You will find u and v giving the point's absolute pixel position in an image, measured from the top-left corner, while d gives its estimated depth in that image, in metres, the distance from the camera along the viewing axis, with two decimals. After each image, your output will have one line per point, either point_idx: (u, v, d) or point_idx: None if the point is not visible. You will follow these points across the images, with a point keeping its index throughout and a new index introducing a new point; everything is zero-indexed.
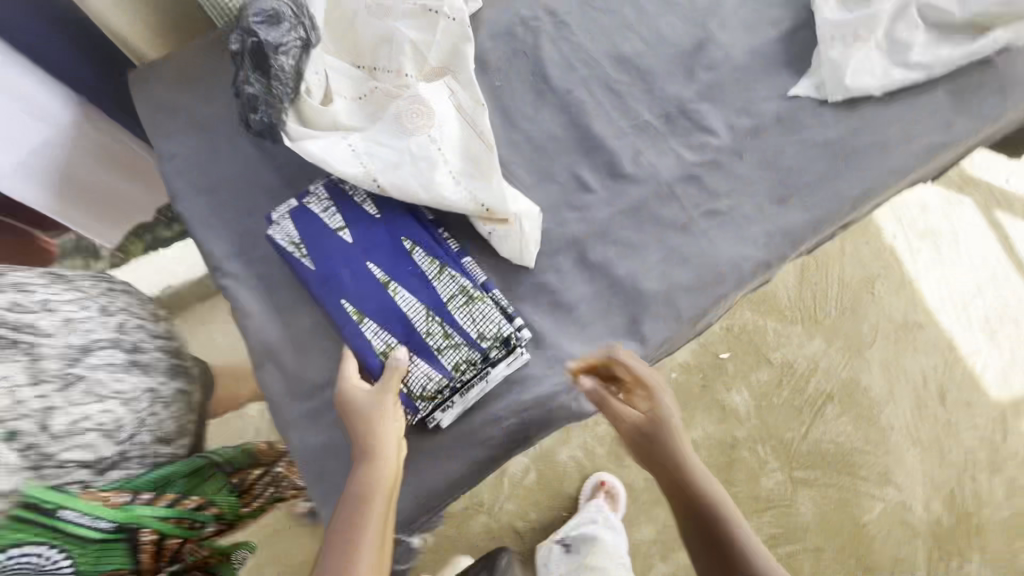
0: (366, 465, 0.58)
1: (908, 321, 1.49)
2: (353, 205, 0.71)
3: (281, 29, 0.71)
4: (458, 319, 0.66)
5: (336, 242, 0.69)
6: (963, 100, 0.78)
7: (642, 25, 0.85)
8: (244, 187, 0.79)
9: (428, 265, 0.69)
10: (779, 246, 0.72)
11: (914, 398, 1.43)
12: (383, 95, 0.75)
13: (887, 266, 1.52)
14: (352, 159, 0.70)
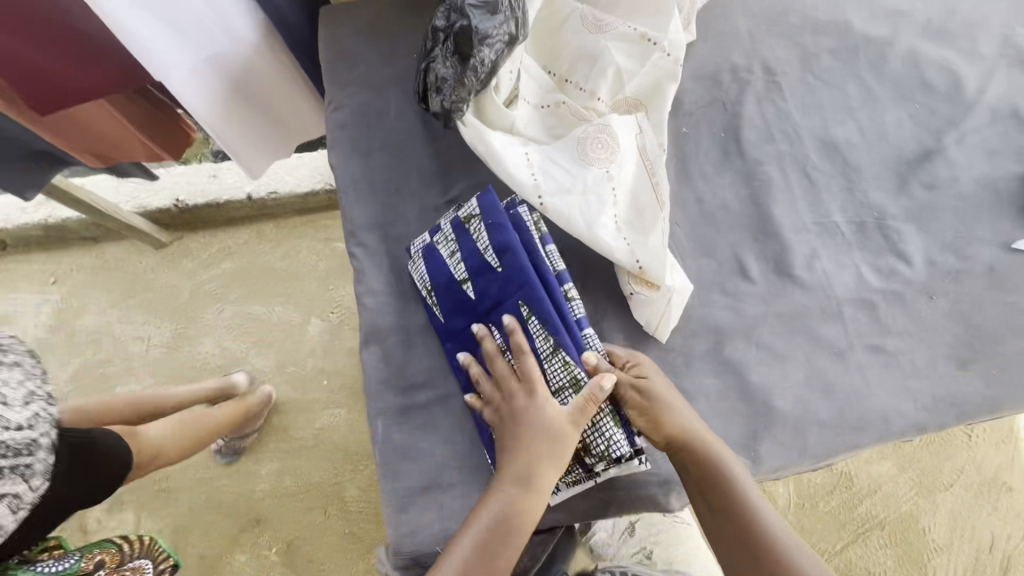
0: (532, 464, 0.57)
1: (997, 478, 1.24)
2: (477, 254, 0.67)
3: (496, 19, 0.65)
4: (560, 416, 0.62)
5: (460, 296, 0.68)
6: None
7: (865, 114, 0.75)
8: (398, 159, 0.77)
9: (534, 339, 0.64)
10: (945, 416, 0.63)
11: (975, 559, 1.19)
12: (570, 114, 0.72)
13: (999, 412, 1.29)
14: (524, 171, 0.67)
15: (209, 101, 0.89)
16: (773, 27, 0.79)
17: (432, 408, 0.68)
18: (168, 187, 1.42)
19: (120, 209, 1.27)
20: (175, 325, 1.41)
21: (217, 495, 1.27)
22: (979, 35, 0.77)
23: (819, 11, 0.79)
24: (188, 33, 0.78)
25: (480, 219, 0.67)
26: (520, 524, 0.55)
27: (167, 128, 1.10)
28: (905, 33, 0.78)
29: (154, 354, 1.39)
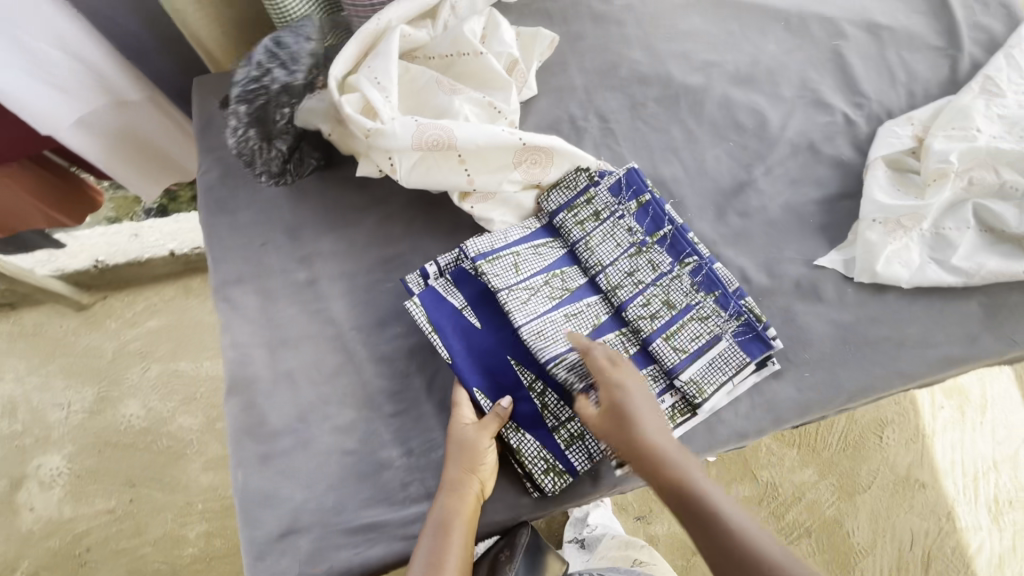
0: (464, 474, 0.63)
1: (906, 476, 1.30)
2: None
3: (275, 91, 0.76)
4: (677, 340, 0.70)
5: (490, 295, 0.72)
6: (996, 317, 0.73)
7: (687, 153, 0.84)
8: (266, 217, 0.82)
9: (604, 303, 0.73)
10: (761, 421, 0.70)
11: (896, 555, 1.24)
12: (442, 146, 0.72)
13: (905, 414, 1.35)
14: (450, 177, 0.74)
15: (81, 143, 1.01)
16: (604, 81, 0.89)
17: (293, 453, 0.70)
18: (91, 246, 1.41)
19: (32, 274, 1.25)
20: (97, 389, 1.38)
21: (140, 565, 1.23)
22: (780, 80, 0.88)
23: (642, 65, 0.89)
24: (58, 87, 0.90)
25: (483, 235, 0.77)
26: (463, 525, 0.61)
27: (78, 196, 1.17)
28: (717, 81, 0.88)
29: (76, 420, 1.35)
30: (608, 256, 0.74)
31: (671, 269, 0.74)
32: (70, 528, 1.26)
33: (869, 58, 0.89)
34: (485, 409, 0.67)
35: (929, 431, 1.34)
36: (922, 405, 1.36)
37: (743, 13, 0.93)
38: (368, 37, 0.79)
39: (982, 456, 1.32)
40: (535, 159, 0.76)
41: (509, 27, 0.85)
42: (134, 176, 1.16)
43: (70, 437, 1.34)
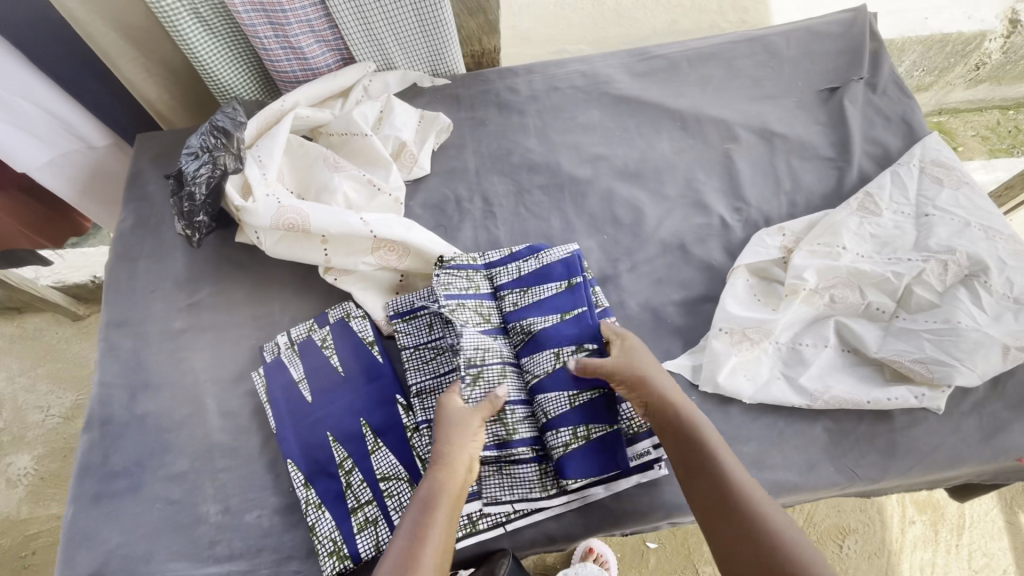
0: (442, 467, 0.60)
1: None
2: (353, 339, 0.78)
3: (199, 165, 0.80)
4: (560, 426, 0.68)
5: (328, 370, 0.77)
6: (841, 445, 0.70)
7: (561, 242, 0.87)
8: (161, 266, 0.89)
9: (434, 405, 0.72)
10: (569, 523, 0.69)
11: None
12: (292, 225, 0.78)
13: (872, 526, 1.21)
14: (310, 255, 0.80)
15: (67, 186, 1.15)
16: (497, 165, 0.93)
17: (124, 496, 0.73)
18: (86, 264, 1.56)
19: (36, 283, 1.40)
20: (76, 396, 1.51)
21: None
22: (666, 178, 0.90)
23: (535, 153, 0.93)
24: (40, 137, 1.05)
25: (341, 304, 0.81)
26: (447, 507, 0.58)
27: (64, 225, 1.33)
28: (603, 174, 0.91)
29: (51, 425, 1.47)
30: None
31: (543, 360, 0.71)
32: (24, 527, 1.34)
33: (757, 164, 0.89)
34: (294, 482, 0.71)
35: (897, 549, 1.18)
36: (892, 518, 1.21)
37: (641, 109, 0.96)
38: (272, 115, 0.87)
39: None
40: (391, 249, 0.80)
41: (405, 110, 0.92)
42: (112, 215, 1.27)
43: (43, 439, 1.45)
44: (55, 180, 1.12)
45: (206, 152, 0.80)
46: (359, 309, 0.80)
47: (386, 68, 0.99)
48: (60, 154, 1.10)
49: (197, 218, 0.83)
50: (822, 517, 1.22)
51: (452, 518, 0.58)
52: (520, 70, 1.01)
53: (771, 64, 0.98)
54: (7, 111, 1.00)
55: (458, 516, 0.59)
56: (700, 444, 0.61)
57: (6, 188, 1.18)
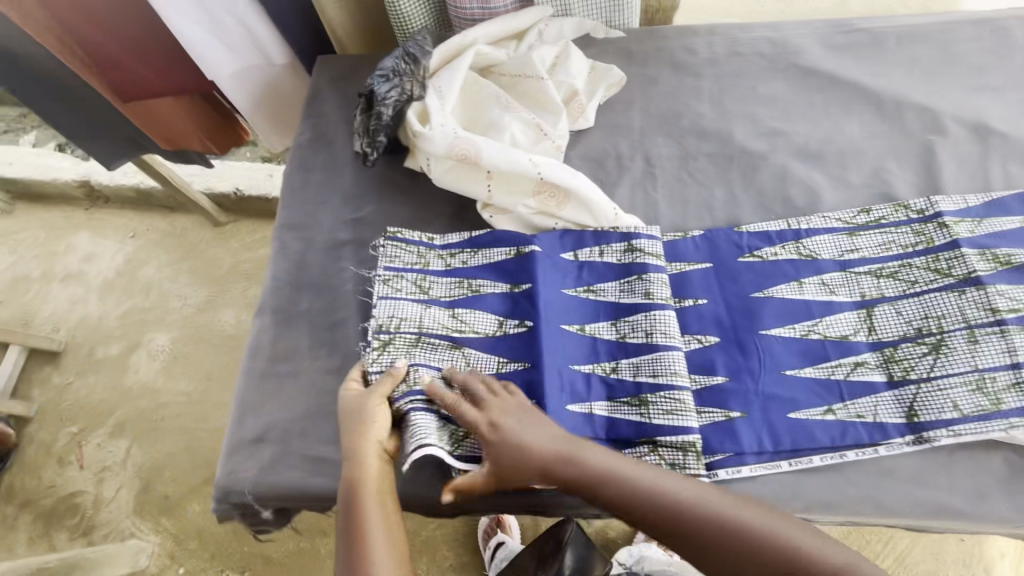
0: (354, 455, 0.67)
1: None
2: (505, 271, 0.79)
3: (390, 88, 0.83)
4: (845, 399, 0.68)
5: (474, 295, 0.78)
6: (1017, 481, 0.64)
7: (723, 214, 0.83)
8: (330, 180, 0.95)
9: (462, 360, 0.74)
10: None
11: None
12: (470, 156, 0.80)
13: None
14: (476, 189, 0.82)
15: (241, 95, 1.25)
16: (663, 127, 0.90)
17: (286, 379, 0.82)
18: (233, 176, 1.72)
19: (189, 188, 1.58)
20: (211, 292, 1.67)
21: (195, 445, 1.46)
22: (852, 164, 0.83)
23: (706, 119, 0.89)
24: (230, 48, 1.14)
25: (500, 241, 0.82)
26: (372, 488, 0.66)
27: (226, 129, 1.43)
28: (779, 151, 0.85)
29: (188, 312, 1.64)
30: (615, 295, 0.77)
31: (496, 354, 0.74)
32: (159, 395, 1.53)
33: (966, 162, 0.80)
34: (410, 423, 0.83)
35: None
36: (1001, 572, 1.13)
37: (832, 85, 0.88)
38: (451, 50, 0.89)
39: None
40: (553, 194, 0.80)
41: (580, 59, 0.91)
42: (271, 129, 1.38)
43: (180, 323, 1.63)
44: (234, 88, 1.22)
45: (399, 76, 0.83)
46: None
47: (563, 14, 0.97)
48: (243, 65, 1.19)
49: (378, 139, 0.85)
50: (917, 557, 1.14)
51: (388, 505, 0.65)
52: (700, 31, 0.96)
53: (1000, 51, 0.85)
54: (213, 25, 1.08)
55: (391, 497, 0.66)
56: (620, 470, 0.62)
57: (189, 93, 1.27)
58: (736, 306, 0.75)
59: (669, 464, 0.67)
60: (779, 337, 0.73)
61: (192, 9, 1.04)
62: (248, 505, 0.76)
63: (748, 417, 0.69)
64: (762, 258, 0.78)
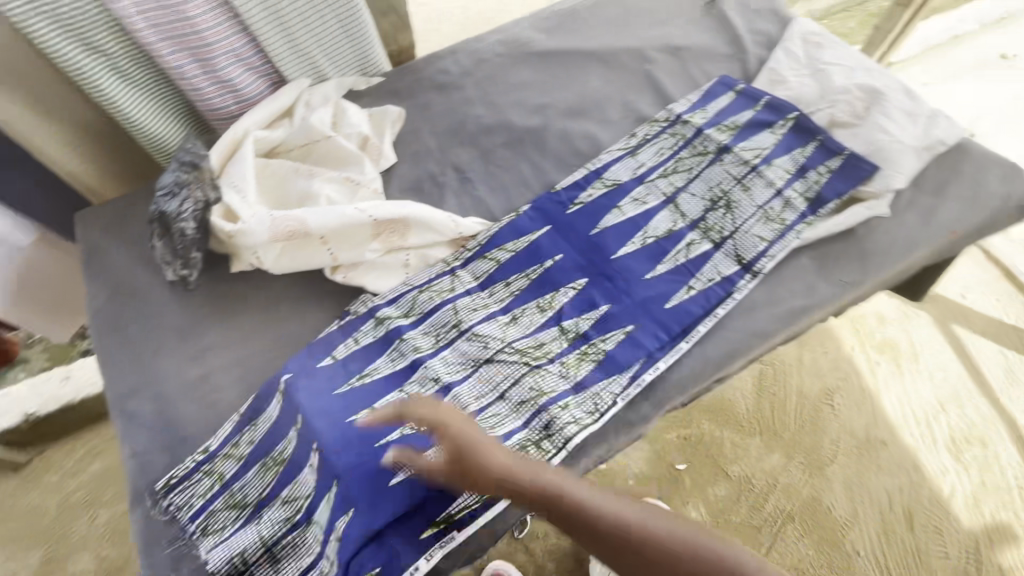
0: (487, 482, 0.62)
1: (869, 438, 1.38)
2: (382, 322, 0.81)
3: (181, 202, 0.79)
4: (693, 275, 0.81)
5: (359, 357, 0.78)
6: (826, 264, 0.82)
7: (538, 184, 0.94)
8: (153, 324, 0.85)
9: (281, 510, 0.69)
10: (640, 406, 0.75)
11: (879, 518, 1.29)
12: (294, 231, 0.79)
13: (850, 379, 1.47)
14: (317, 256, 0.81)
15: None
16: (455, 137, 0.99)
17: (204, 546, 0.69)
18: None
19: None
20: (44, 548, 1.24)
21: None
22: (607, 107, 1.00)
23: (486, 118, 1.00)
24: None
25: (365, 296, 0.83)
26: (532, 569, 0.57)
27: None
28: (552, 119, 1.00)
29: None
30: (479, 300, 0.82)
31: (303, 479, 0.70)
32: None
33: (676, 74, 1.02)
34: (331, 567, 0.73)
35: (873, 387, 1.45)
36: (861, 363, 1.48)
37: (562, 57, 1.06)
38: (229, 143, 0.86)
39: (927, 400, 1.44)
40: (392, 229, 0.83)
41: (356, 110, 0.95)
42: (50, 321, 1.17)
43: None
44: None
45: (186, 187, 0.80)
46: (376, 295, 0.83)
47: (319, 81, 1.02)
48: None
49: (192, 256, 0.80)
50: (811, 385, 1.45)
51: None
52: (445, 54, 1.08)
53: None
54: None
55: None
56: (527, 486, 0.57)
57: None
58: (585, 247, 0.86)
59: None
60: (625, 255, 0.84)
61: None
62: None
63: (639, 325, 0.78)
64: (583, 204, 0.90)
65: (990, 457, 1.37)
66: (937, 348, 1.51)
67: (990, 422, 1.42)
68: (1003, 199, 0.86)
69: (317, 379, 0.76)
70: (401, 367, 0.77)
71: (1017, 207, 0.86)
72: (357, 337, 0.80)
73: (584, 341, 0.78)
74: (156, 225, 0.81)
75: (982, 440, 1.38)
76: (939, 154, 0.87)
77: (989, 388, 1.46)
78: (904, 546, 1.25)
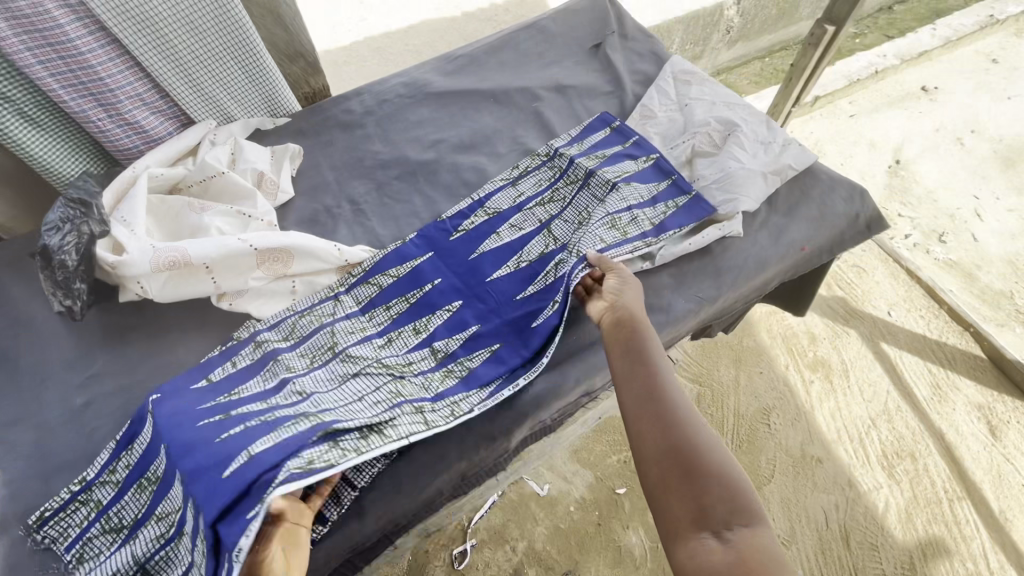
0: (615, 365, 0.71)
1: (806, 455, 1.45)
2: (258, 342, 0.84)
3: (63, 236, 0.85)
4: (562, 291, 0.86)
5: (227, 375, 0.79)
6: (683, 282, 0.88)
7: (427, 213, 1.00)
8: (43, 356, 0.87)
9: (155, 527, 0.70)
10: (502, 420, 0.78)
11: (816, 537, 1.33)
12: (172, 261, 0.83)
13: (786, 399, 1.56)
14: (199, 285, 0.85)
15: None
16: (352, 172, 1.05)
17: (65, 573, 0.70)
18: None
19: None
20: None
21: None
22: (496, 141, 1.07)
23: (384, 153, 1.07)
24: None
25: (251, 321, 0.87)
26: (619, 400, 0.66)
27: None
28: (445, 153, 1.06)
29: None
30: (361, 325, 0.86)
31: (168, 498, 0.69)
32: None
33: (561, 111, 1.10)
34: None
35: (807, 405, 1.54)
36: (794, 382, 1.59)
37: (459, 97, 1.14)
38: (125, 182, 0.91)
39: (859, 417, 1.51)
40: (275, 259, 0.87)
41: (255, 147, 1.01)
42: None
43: None
44: None
45: (69, 222, 0.86)
46: (260, 321, 0.87)
47: (226, 121, 1.08)
48: None
49: (75, 287, 0.87)
50: (748, 406, 1.54)
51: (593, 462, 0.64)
52: (350, 95, 1.15)
53: (547, 40, 1.22)
54: None
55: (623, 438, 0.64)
56: (651, 356, 0.69)
57: None
58: (463, 271, 0.91)
59: (350, 451, 0.65)
60: (495, 276, 0.89)
61: None
62: None
63: (504, 343, 0.83)
64: (466, 231, 0.96)
65: (919, 471, 1.42)
66: (865, 365, 1.61)
67: (917, 436, 1.47)
68: (849, 218, 0.94)
69: (184, 398, 0.74)
70: (270, 385, 0.76)
71: (865, 225, 0.94)
72: (234, 361, 0.81)
73: (451, 359, 0.82)
74: (42, 258, 0.88)
75: (910, 454, 1.44)
76: (789, 179, 0.95)
77: (915, 402, 1.53)
78: (841, 565, 1.29)
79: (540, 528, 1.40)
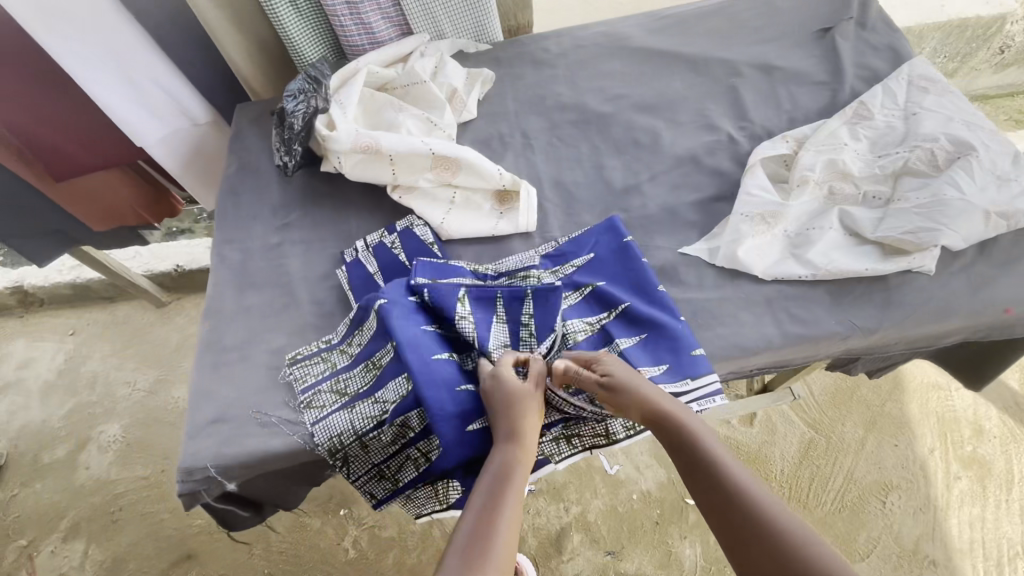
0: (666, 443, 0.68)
1: (916, 551, 1.30)
2: (421, 242, 0.94)
3: (296, 104, 1.02)
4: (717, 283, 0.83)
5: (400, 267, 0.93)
6: (837, 304, 0.80)
7: (589, 162, 1.01)
8: (257, 198, 1.07)
9: (370, 407, 0.80)
10: None
11: None
12: (367, 147, 0.96)
13: (914, 479, 1.38)
14: (382, 173, 0.98)
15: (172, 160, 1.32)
16: (532, 108, 1.09)
17: (236, 365, 0.89)
18: (169, 255, 1.81)
19: (131, 271, 1.65)
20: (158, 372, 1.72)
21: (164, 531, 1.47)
22: (679, 109, 1.04)
23: (566, 97, 1.09)
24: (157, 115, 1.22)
25: (420, 222, 0.96)
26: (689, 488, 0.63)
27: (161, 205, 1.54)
28: (624, 109, 1.06)
29: (138, 395, 1.68)
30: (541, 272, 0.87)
31: (391, 387, 0.80)
32: (109, 487, 1.54)
33: (760, 92, 1.03)
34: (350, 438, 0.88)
35: (942, 500, 1.35)
36: (931, 467, 1.39)
37: (655, 57, 1.11)
38: (349, 73, 1.06)
39: (1008, 540, 1.32)
40: (447, 167, 0.96)
41: (455, 67, 1.11)
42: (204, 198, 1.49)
43: (129, 412, 1.65)
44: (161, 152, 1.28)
45: (303, 94, 1.02)
46: (420, 220, 0.96)
47: (437, 38, 1.18)
48: (172, 130, 1.26)
49: (292, 147, 1.04)
50: (866, 474, 1.39)
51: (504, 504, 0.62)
52: (551, 35, 1.19)
53: (770, 14, 1.12)
54: (137, 93, 1.16)
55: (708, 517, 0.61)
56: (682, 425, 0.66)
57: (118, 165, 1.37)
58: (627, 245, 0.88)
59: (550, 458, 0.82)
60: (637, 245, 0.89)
61: (113, 77, 1.12)
62: (211, 480, 0.80)
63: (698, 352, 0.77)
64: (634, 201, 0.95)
65: None
66: None
67: None
68: None
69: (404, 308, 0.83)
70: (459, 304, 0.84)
71: None
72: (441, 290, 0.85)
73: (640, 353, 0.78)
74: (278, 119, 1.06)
75: None
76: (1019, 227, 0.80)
77: None
78: None
79: (596, 499, 1.41)
